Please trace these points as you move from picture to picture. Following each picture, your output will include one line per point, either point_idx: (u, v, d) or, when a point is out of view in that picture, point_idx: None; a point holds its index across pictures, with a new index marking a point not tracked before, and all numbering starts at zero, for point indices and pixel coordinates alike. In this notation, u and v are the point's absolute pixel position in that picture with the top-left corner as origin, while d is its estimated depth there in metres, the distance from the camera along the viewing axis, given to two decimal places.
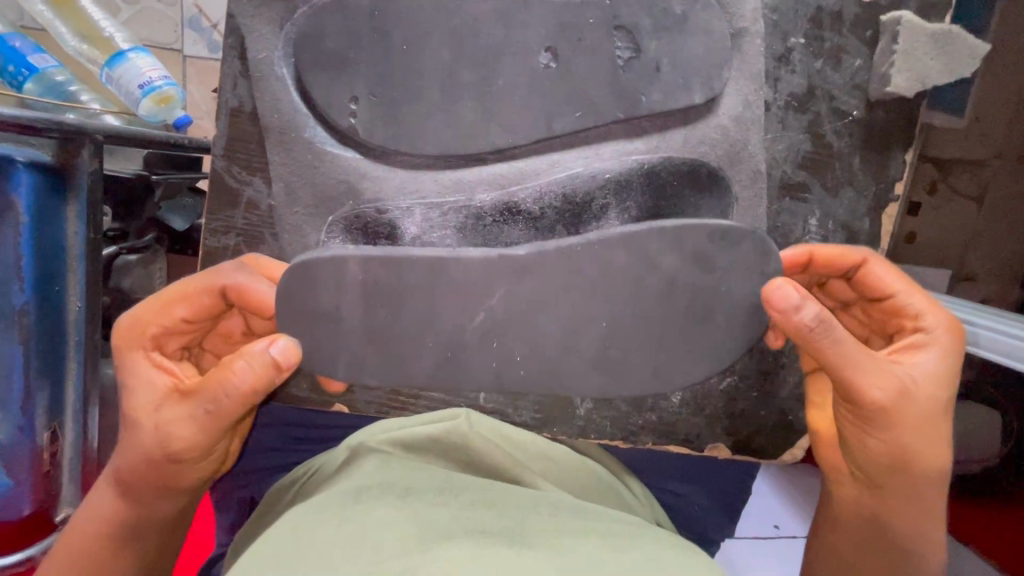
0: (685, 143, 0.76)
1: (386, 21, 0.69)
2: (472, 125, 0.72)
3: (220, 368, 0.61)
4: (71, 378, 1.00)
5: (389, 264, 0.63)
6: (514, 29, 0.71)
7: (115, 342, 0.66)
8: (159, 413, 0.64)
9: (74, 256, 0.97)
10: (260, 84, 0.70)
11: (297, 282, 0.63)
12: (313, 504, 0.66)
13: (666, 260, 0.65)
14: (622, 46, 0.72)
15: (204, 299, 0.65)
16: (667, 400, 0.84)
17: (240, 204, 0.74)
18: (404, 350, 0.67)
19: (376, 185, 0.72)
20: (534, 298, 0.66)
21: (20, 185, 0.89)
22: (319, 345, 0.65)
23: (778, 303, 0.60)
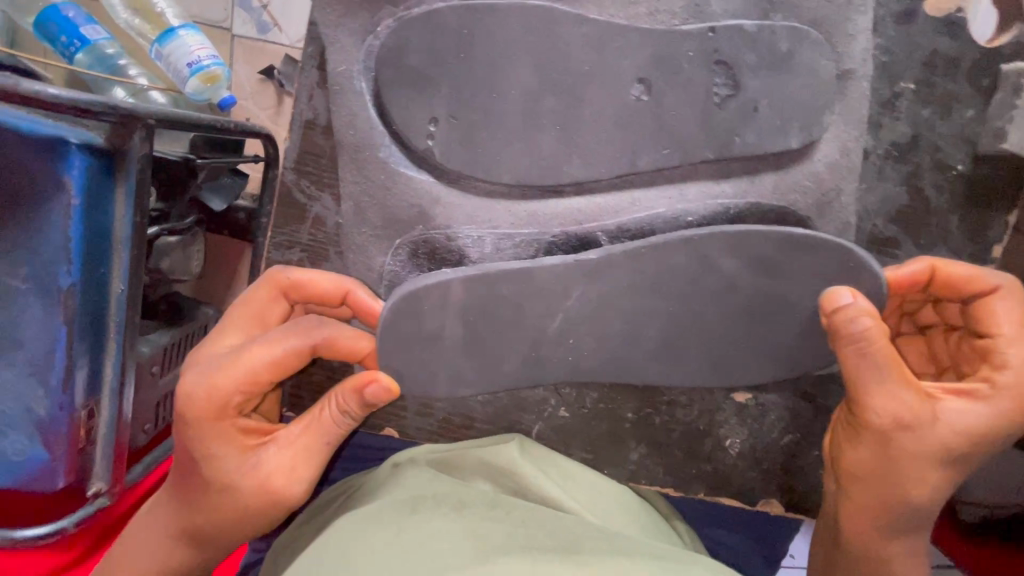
0: (774, 188, 0.72)
1: (474, 40, 0.65)
2: (553, 156, 0.68)
3: (331, 418, 0.60)
4: (112, 354, 0.85)
5: (488, 283, 0.64)
6: (607, 57, 0.66)
7: (192, 418, 0.58)
8: (258, 480, 0.59)
9: (119, 241, 0.81)
10: (337, 98, 0.67)
11: (404, 310, 0.63)
12: (371, 510, 0.65)
13: (726, 262, 0.64)
14: (720, 82, 0.67)
15: (294, 360, 0.59)
16: (724, 451, 0.81)
17: (306, 219, 0.71)
18: (494, 351, 0.67)
19: (448, 212, 0.70)
20: (604, 300, 0.66)
21: (72, 166, 0.76)
22: (412, 357, 0.65)
23: (829, 308, 0.61)
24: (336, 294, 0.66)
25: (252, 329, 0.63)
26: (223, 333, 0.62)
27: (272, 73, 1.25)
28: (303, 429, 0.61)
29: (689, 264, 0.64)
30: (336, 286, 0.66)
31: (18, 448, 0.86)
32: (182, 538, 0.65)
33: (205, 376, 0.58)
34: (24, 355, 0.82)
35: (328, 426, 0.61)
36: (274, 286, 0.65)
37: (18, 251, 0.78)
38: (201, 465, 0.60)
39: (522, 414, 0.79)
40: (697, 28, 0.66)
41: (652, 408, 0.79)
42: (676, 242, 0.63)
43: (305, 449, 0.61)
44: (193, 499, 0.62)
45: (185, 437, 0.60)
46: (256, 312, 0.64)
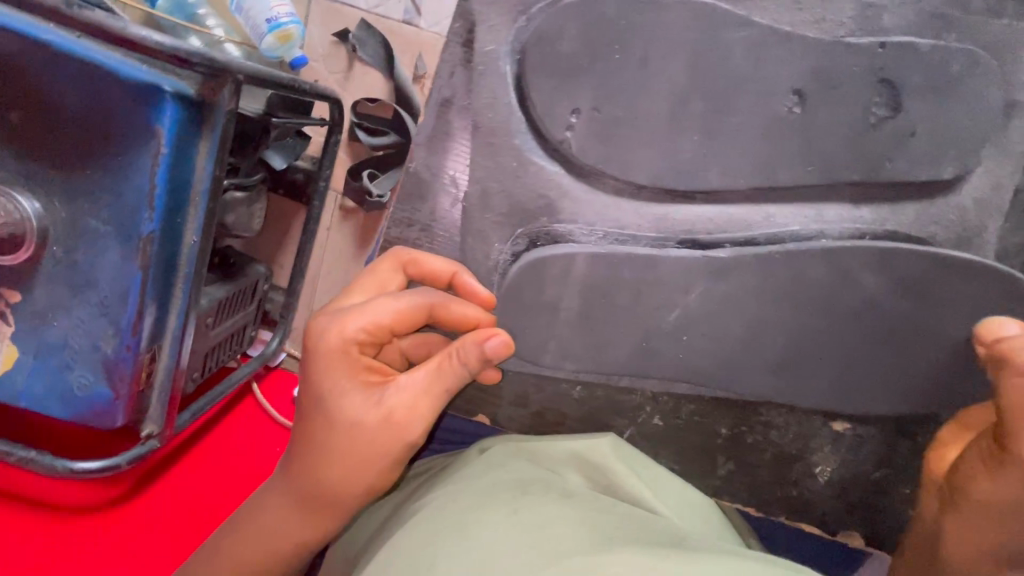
0: (915, 219, 0.69)
1: (630, 33, 0.62)
2: (692, 161, 0.66)
3: (453, 366, 0.56)
4: (178, 303, 0.87)
5: (612, 263, 0.66)
6: (765, 64, 0.63)
7: (320, 357, 0.58)
8: (382, 416, 0.56)
9: (197, 192, 0.82)
10: (480, 79, 0.65)
11: (528, 278, 0.67)
12: (477, 492, 0.65)
13: (868, 277, 0.66)
14: (880, 102, 0.64)
15: (417, 307, 0.59)
16: (812, 478, 0.79)
17: (429, 200, 0.70)
18: (604, 333, 0.69)
19: (575, 207, 0.68)
20: (729, 296, 0.67)
21: (163, 115, 0.76)
22: (535, 327, 0.69)
23: (994, 332, 0.59)
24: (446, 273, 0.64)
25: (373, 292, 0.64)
26: (349, 293, 0.64)
27: (347, 37, 1.26)
28: (425, 372, 0.57)
29: (828, 280, 0.66)
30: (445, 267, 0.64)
31: (82, 382, 0.88)
32: (303, 501, 0.60)
33: (336, 315, 0.58)
34: (97, 295, 0.83)
35: (450, 367, 0.57)
36: (392, 260, 0.64)
37: (105, 191, 0.80)
38: (324, 410, 0.58)
39: (615, 417, 0.78)
40: (866, 43, 0.63)
41: (747, 427, 0.78)
42: (817, 253, 0.65)
43: (426, 391, 0.57)
44: (310, 450, 0.59)
45: (308, 381, 0.59)
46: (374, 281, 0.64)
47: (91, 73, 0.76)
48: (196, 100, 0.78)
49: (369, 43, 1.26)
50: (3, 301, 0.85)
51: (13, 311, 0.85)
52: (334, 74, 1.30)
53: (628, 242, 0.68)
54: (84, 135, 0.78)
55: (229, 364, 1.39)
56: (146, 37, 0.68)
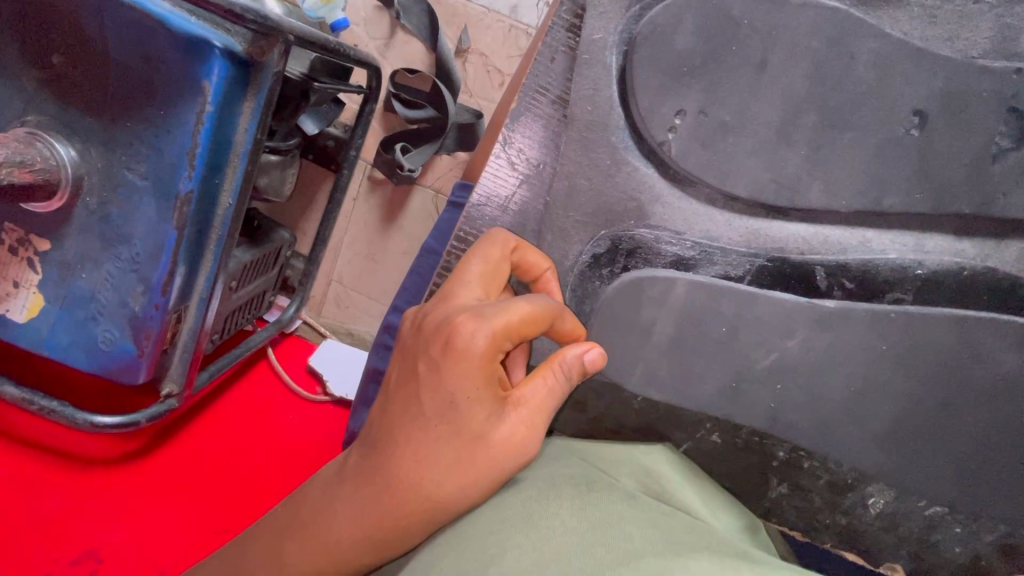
0: (1020, 259, 0.65)
1: (751, 33, 0.58)
2: (795, 176, 0.62)
3: (571, 376, 0.58)
4: (205, 265, 0.84)
5: (713, 293, 0.63)
6: (888, 80, 0.59)
7: (468, 362, 0.53)
8: (509, 427, 0.55)
9: (236, 153, 0.79)
10: (583, 68, 0.61)
11: (626, 296, 0.64)
12: (542, 484, 0.60)
13: (990, 343, 0.64)
14: (1005, 131, 0.60)
15: (551, 318, 0.57)
16: (864, 508, 0.76)
17: (510, 199, 0.66)
18: (688, 359, 0.65)
19: (666, 213, 0.65)
20: (828, 351, 0.64)
21: (212, 72, 0.72)
22: (623, 349, 0.65)
23: None
24: (539, 268, 0.62)
25: (491, 289, 0.59)
26: (471, 288, 0.57)
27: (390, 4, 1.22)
28: (550, 382, 0.57)
29: (947, 346, 0.64)
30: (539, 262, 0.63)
31: (107, 338, 0.84)
32: (393, 513, 0.57)
33: (479, 318, 0.53)
34: (129, 251, 0.80)
35: (574, 372, 0.58)
36: (498, 238, 0.59)
37: (146, 145, 0.76)
38: (448, 418, 0.55)
39: (672, 430, 0.75)
40: (1002, 66, 0.59)
41: (806, 452, 0.74)
42: (939, 317, 0.63)
43: (548, 405, 0.57)
44: (423, 461, 0.55)
45: (443, 384, 0.54)
46: (492, 271, 0.59)
47: (137, 18, 0.71)
48: (243, 59, 0.73)
49: (413, 12, 1.19)
50: (34, 248, 0.81)
51: (42, 259, 0.82)
52: (374, 41, 1.25)
53: (711, 255, 0.66)
54: (128, 83, 0.74)
55: (246, 329, 1.35)
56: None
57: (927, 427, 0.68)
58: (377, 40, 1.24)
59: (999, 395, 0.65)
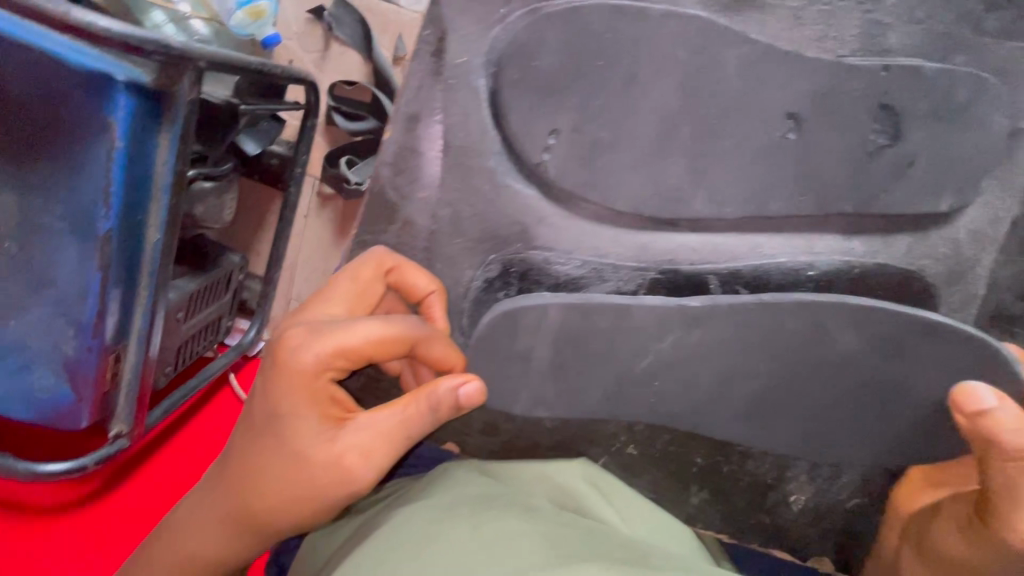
0: (908, 252, 0.66)
1: (616, 48, 0.57)
2: (678, 188, 0.61)
3: (423, 409, 0.55)
4: (138, 308, 0.76)
5: (584, 312, 0.61)
6: (760, 86, 0.58)
7: (289, 373, 0.53)
8: (336, 450, 0.53)
9: (158, 185, 0.70)
10: (451, 94, 0.59)
11: (497, 330, 0.62)
12: (433, 513, 0.61)
13: (844, 336, 0.63)
14: (880, 129, 0.60)
15: (402, 345, 0.54)
16: (786, 506, 0.78)
17: (397, 222, 0.64)
18: (579, 380, 0.64)
19: (553, 234, 0.64)
20: (702, 349, 0.63)
21: (117, 107, 0.65)
22: (503, 379, 0.64)
23: (966, 403, 0.60)
24: (423, 291, 0.63)
25: (357, 305, 0.60)
26: (329, 302, 0.59)
27: (322, 14, 1.11)
28: (395, 411, 0.55)
29: (802, 333, 0.63)
30: (424, 284, 0.63)
31: (42, 385, 0.78)
32: (233, 518, 0.57)
33: (313, 333, 0.54)
34: (56, 294, 0.73)
35: (426, 404, 0.55)
36: (371, 260, 0.61)
37: (60, 186, 0.69)
38: (276, 431, 0.55)
39: (589, 445, 0.76)
40: (869, 65, 0.58)
41: (722, 456, 0.76)
42: (792, 305, 0.62)
43: (393, 431, 0.54)
44: (254, 469, 0.55)
45: (269, 392, 0.54)
46: (357, 289, 0.60)
47: (35, 56, 0.64)
48: (152, 89, 0.65)
49: (345, 23, 1.09)
50: None
51: None
52: (310, 55, 1.15)
53: (603, 272, 0.65)
54: (33, 123, 0.67)
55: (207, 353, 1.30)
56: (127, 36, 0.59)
57: (838, 424, 0.68)
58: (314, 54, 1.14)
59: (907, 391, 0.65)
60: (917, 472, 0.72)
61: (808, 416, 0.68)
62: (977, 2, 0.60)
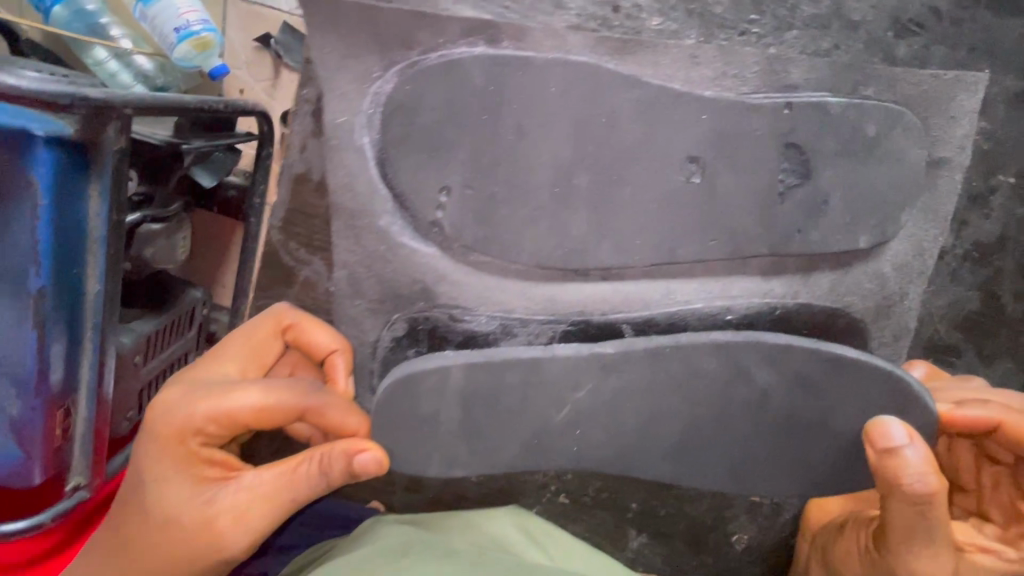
0: (831, 288, 0.63)
1: (501, 101, 0.54)
2: (582, 239, 0.58)
3: (305, 478, 0.51)
4: (86, 360, 0.60)
5: (489, 369, 0.56)
6: (658, 131, 0.55)
7: (160, 435, 0.51)
8: (206, 515, 0.51)
9: (92, 239, 0.56)
10: (334, 154, 0.56)
11: (397, 396, 0.56)
12: (353, 558, 0.59)
13: (762, 372, 0.57)
14: (788, 167, 0.57)
15: (284, 415, 0.51)
16: (729, 546, 0.76)
17: (295, 283, 0.62)
18: (494, 437, 0.58)
19: (456, 291, 0.61)
20: (620, 396, 0.58)
21: (38, 163, 0.52)
22: (411, 446, 0.57)
23: (878, 440, 0.52)
24: (325, 349, 0.58)
25: (251, 364, 0.56)
26: (218, 361, 0.55)
27: (269, 42, 0.80)
28: (274, 479, 0.52)
29: (719, 373, 0.57)
30: (327, 342, 0.58)
31: None
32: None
33: (190, 396, 0.51)
34: None
35: (306, 477, 0.52)
36: (271, 316, 0.58)
37: None
38: (146, 491, 0.52)
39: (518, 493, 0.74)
40: (771, 103, 0.55)
41: (658, 499, 0.74)
42: (707, 345, 0.57)
43: (274, 497, 0.52)
44: (132, 528, 0.54)
45: (143, 453, 0.52)
46: (250, 347, 0.56)
47: None
48: (79, 141, 0.53)
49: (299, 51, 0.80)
50: None
51: None
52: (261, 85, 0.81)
53: (511, 326, 0.62)
54: None
55: None
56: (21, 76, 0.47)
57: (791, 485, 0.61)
58: (264, 83, 0.81)
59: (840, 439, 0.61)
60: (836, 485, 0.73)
61: (756, 474, 0.61)
62: (885, 28, 0.57)
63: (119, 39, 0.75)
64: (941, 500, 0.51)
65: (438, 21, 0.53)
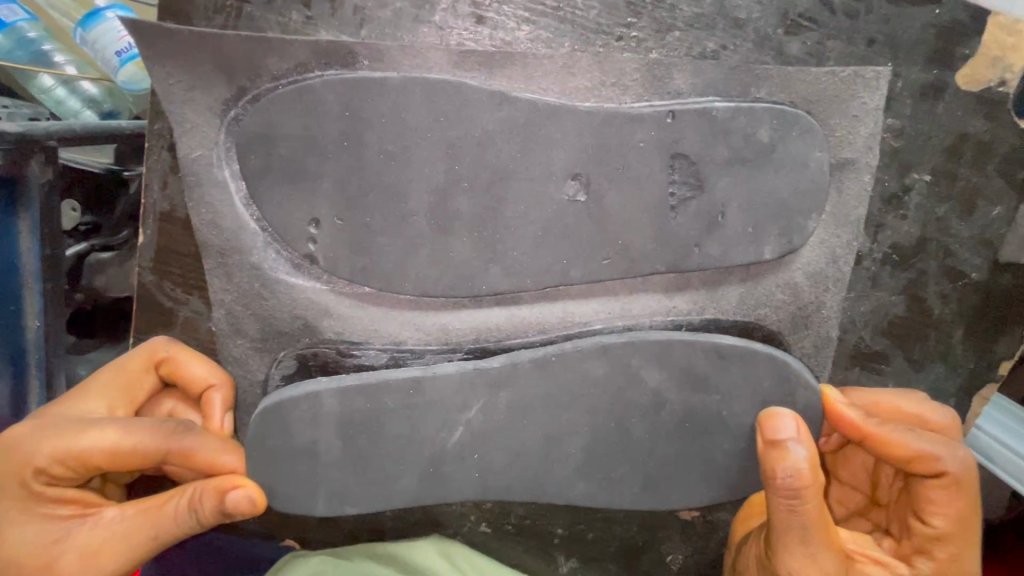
0: (741, 302, 0.59)
1: (361, 125, 0.50)
2: (467, 264, 0.55)
3: (167, 517, 0.50)
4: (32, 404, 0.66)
5: (367, 394, 0.52)
6: (533, 148, 0.52)
7: (8, 471, 0.49)
8: (46, 558, 0.49)
9: (26, 274, 0.63)
10: (194, 191, 0.53)
11: (268, 428, 0.52)
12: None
13: (650, 373, 0.54)
14: (678, 178, 0.53)
15: (139, 457, 0.50)
16: (664, 566, 0.73)
17: (175, 325, 0.59)
18: (383, 470, 0.54)
19: (343, 325, 0.58)
20: (517, 415, 0.54)
21: None
22: (292, 484, 0.54)
23: (766, 429, 0.50)
24: (203, 383, 0.56)
25: (120, 399, 0.55)
26: (84, 396, 0.53)
27: None
28: (125, 522, 0.50)
29: (609, 378, 0.54)
30: (204, 377, 0.56)
31: None
32: None
33: (40, 433, 0.50)
34: None
35: (158, 521, 0.50)
36: (146, 350, 0.56)
37: None
38: None
39: (437, 528, 0.70)
40: (653, 111, 0.52)
41: (585, 523, 0.71)
42: (592, 349, 0.53)
43: (127, 537, 0.49)
44: None
45: None
46: (120, 382, 0.55)
47: None
48: (5, 175, 0.59)
49: None
50: None
51: None
52: None
53: (406, 359, 0.59)
54: None
55: None
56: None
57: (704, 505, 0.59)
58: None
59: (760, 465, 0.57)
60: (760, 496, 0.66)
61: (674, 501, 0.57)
62: (776, 25, 0.54)
63: (63, 65, 0.71)
64: (815, 494, 0.48)
65: (285, 45, 0.50)
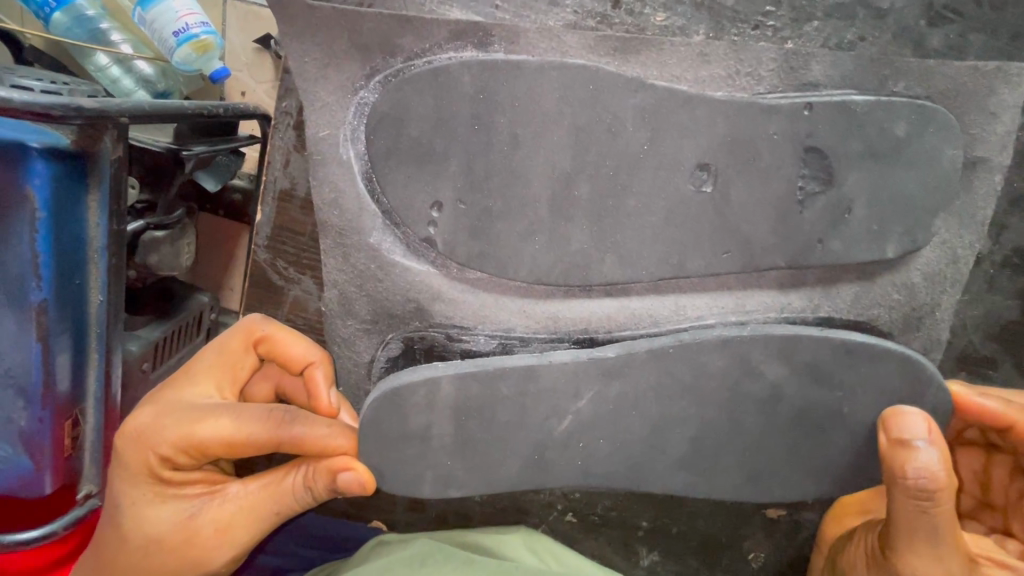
0: (854, 301, 0.58)
1: (492, 108, 0.50)
2: (583, 254, 0.54)
3: (290, 490, 0.51)
4: (92, 370, 0.59)
5: (484, 381, 0.52)
6: (665, 136, 0.51)
7: (139, 456, 0.51)
8: (183, 536, 0.51)
9: (93, 249, 0.55)
10: (318, 169, 0.53)
11: (383, 412, 0.52)
12: (370, 574, 0.58)
13: (771, 367, 0.54)
14: (807, 173, 0.52)
15: (252, 446, 0.49)
16: (745, 563, 0.73)
17: (284, 304, 0.62)
18: (492, 459, 0.54)
19: (450, 310, 0.58)
20: (623, 404, 0.54)
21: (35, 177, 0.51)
22: (402, 463, 0.53)
23: (895, 429, 0.51)
24: (304, 361, 0.56)
25: (225, 380, 0.55)
26: (194, 382, 0.54)
27: (269, 42, 0.74)
28: (251, 497, 0.51)
29: (727, 370, 0.53)
30: (303, 356, 0.56)
31: None
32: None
33: (161, 421, 0.51)
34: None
35: (280, 497, 0.51)
36: (245, 331, 0.56)
37: None
38: (124, 512, 0.52)
39: (524, 516, 0.73)
40: (789, 103, 0.51)
41: (669, 518, 0.72)
42: (713, 342, 0.53)
43: (254, 508, 0.51)
44: (112, 548, 0.53)
45: (123, 472, 0.52)
46: (225, 364, 0.55)
47: None
48: (75, 150, 0.52)
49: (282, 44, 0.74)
50: None
51: None
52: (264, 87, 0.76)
53: (512, 344, 0.59)
54: None
55: None
56: (29, 88, 0.60)
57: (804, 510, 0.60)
58: (264, 85, 0.76)
59: (865, 469, 0.57)
60: (855, 496, 0.68)
61: (775, 493, 0.58)
62: (916, 17, 0.53)
63: (120, 44, 0.71)
64: (948, 497, 0.49)
65: (424, 24, 0.49)
